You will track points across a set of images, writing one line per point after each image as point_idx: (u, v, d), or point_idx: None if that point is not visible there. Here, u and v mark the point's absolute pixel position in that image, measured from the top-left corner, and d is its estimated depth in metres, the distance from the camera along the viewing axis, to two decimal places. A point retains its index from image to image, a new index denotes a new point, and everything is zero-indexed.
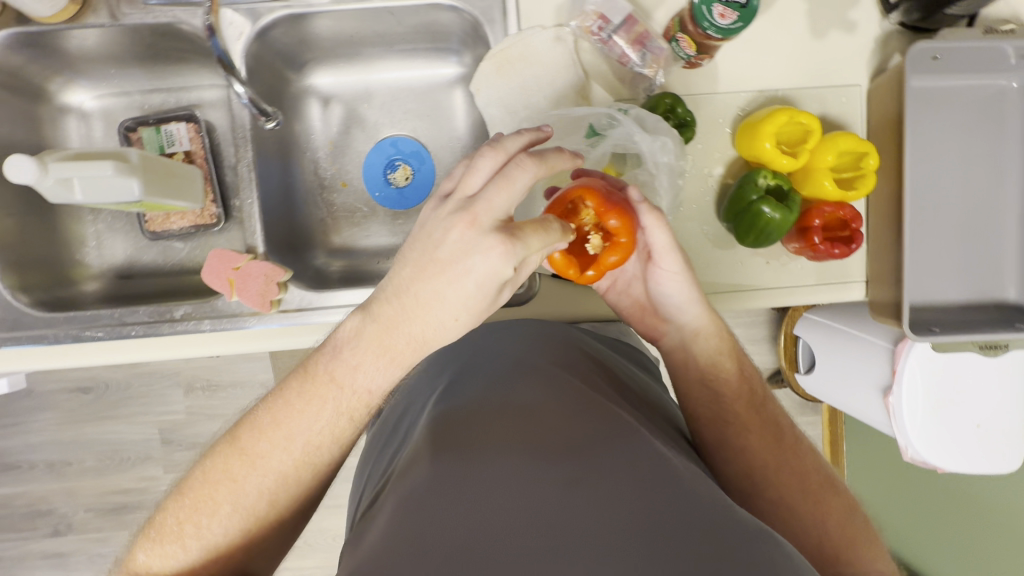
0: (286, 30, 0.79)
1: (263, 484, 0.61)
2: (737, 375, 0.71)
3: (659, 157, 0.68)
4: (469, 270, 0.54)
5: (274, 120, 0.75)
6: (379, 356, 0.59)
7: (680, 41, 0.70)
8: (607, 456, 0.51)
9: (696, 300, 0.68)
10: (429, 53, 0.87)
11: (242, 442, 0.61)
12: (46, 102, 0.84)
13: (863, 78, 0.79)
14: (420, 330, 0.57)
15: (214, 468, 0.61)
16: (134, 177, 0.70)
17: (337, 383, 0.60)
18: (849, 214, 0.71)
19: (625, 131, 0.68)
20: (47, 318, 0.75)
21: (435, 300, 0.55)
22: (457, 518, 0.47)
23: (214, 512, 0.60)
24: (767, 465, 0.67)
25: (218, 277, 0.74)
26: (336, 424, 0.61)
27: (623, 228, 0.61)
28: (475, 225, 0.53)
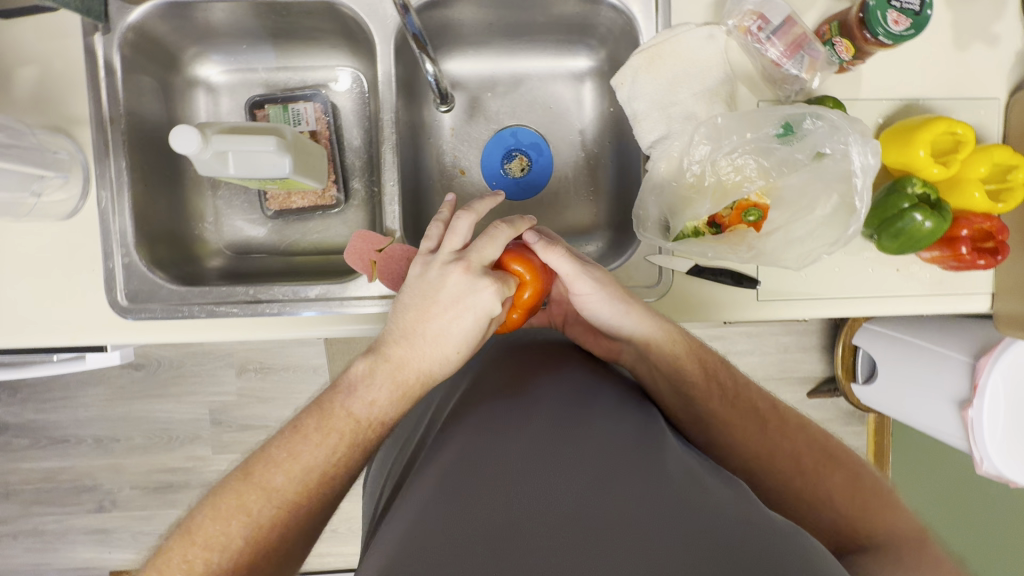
0: (432, 13, 0.78)
1: (277, 521, 0.55)
2: (702, 374, 0.68)
3: (868, 158, 0.69)
4: (470, 307, 0.59)
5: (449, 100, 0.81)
6: (391, 391, 0.60)
7: (838, 44, 0.70)
8: (633, 466, 0.49)
9: (631, 311, 0.67)
10: (561, 44, 0.87)
11: (255, 476, 0.56)
12: (179, 73, 0.83)
13: (1002, 92, 0.79)
14: (426, 364, 0.60)
15: (226, 503, 0.55)
16: (287, 155, 0.70)
17: (355, 418, 0.59)
18: (996, 226, 0.71)
19: (834, 128, 0.69)
20: (184, 292, 0.75)
21: (442, 335, 0.60)
22: (491, 517, 0.45)
23: (222, 551, 0.53)
24: (762, 456, 0.64)
25: (361, 259, 0.74)
26: (351, 456, 0.58)
27: (519, 271, 0.63)
28: (470, 270, 0.59)
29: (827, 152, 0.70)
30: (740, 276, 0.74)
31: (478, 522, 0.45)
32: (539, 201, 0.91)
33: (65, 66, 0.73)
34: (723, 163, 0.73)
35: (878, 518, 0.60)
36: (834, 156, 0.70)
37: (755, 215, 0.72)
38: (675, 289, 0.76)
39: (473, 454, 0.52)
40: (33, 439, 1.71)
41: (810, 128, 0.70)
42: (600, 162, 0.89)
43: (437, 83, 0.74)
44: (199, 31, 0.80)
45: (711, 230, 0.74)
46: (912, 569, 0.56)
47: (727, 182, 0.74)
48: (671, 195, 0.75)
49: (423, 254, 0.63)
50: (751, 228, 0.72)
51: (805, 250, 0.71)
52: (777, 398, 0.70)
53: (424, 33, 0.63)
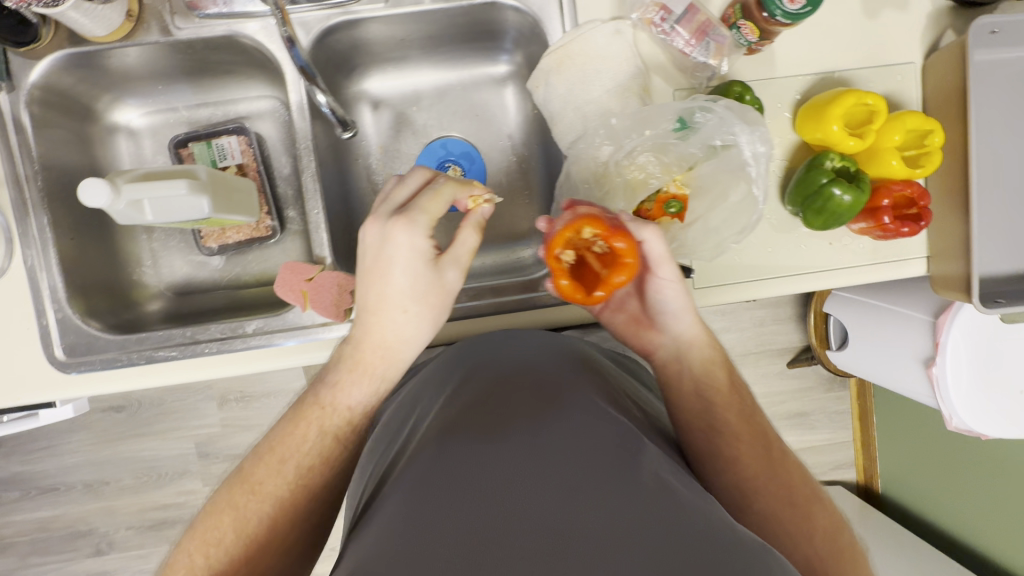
0: (340, 36, 0.78)
1: (265, 517, 0.57)
2: (727, 382, 0.69)
3: (757, 147, 0.70)
4: (392, 263, 0.60)
5: (350, 127, 0.77)
6: (354, 372, 0.63)
7: (743, 28, 0.70)
8: (609, 470, 0.46)
9: (689, 310, 0.69)
10: (479, 51, 0.86)
11: (245, 473, 0.60)
12: (96, 122, 0.83)
13: (917, 55, 0.79)
14: (381, 334, 0.62)
15: (223, 503, 0.58)
16: (204, 195, 0.70)
17: (322, 405, 0.62)
18: (916, 192, 0.72)
19: (722, 121, 0.69)
20: (120, 341, 0.75)
21: (387, 303, 0.61)
22: (461, 515, 0.43)
23: (219, 541, 0.56)
24: (758, 478, 0.61)
25: (292, 290, 0.74)
26: (323, 443, 0.61)
27: (628, 250, 0.62)
28: (378, 220, 0.62)
29: (719, 143, 0.71)
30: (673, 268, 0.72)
31: (448, 519, 0.43)
32: None
33: None
34: (626, 163, 0.73)
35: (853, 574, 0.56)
36: (731, 147, 0.70)
37: (677, 206, 0.71)
38: None
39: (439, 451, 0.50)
40: (23, 490, 1.71)
41: (702, 121, 0.71)
42: (530, 165, 0.89)
43: (332, 112, 0.72)
44: (110, 79, 0.80)
45: None
46: None
47: (635, 178, 0.73)
48: (591, 196, 0.75)
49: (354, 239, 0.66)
50: (675, 219, 0.72)
51: (717, 240, 0.72)
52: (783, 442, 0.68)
53: (312, 64, 0.62)
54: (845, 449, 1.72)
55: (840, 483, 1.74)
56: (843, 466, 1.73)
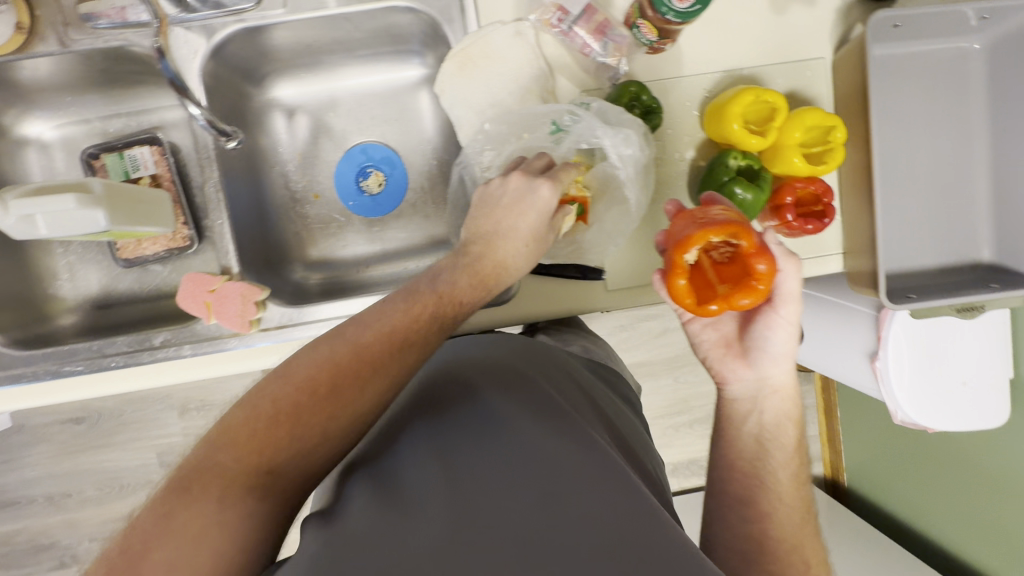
0: (243, 44, 0.77)
1: (357, 377, 0.52)
2: (795, 444, 0.61)
3: (623, 150, 0.70)
4: (533, 206, 0.62)
5: (235, 139, 0.73)
6: (471, 285, 0.61)
7: (641, 27, 0.69)
8: (583, 475, 0.48)
9: (790, 354, 0.63)
10: (393, 55, 0.86)
11: (347, 330, 0.55)
12: (3, 135, 0.82)
13: (826, 50, 0.79)
14: (501, 260, 0.62)
15: (313, 355, 0.53)
16: (99, 208, 0.69)
17: (440, 295, 0.58)
18: (820, 188, 0.71)
19: (586, 126, 0.70)
20: (25, 356, 0.75)
21: (511, 233, 0.62)
22: (439, 517, 0.45)
23: (309, 392, 0.51)
24: (786, 545, 0.56)
25: (195, 301, 0.73)
26: (433, 329, 0.57)
27: (768, 275, 0.56)
28: (525, 174, 0.63)
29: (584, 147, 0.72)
30: (584, 270, 0.73)
31: (421, 525, 0.45)
32: (398, 215, 0.90)
33: None
34: None
35: None
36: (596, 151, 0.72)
37: (579, 209, 0.72)
38: (524, 289, 0.75)
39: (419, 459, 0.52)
40: None
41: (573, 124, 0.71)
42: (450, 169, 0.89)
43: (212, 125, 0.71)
44: (13, 92, 0.79)
45: None
46: None
47: None
48: None
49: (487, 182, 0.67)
50: (580, 222, 0.73)
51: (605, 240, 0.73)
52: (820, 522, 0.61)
53: (178, 76, 0.67)
54: (810, 443, 1.72)
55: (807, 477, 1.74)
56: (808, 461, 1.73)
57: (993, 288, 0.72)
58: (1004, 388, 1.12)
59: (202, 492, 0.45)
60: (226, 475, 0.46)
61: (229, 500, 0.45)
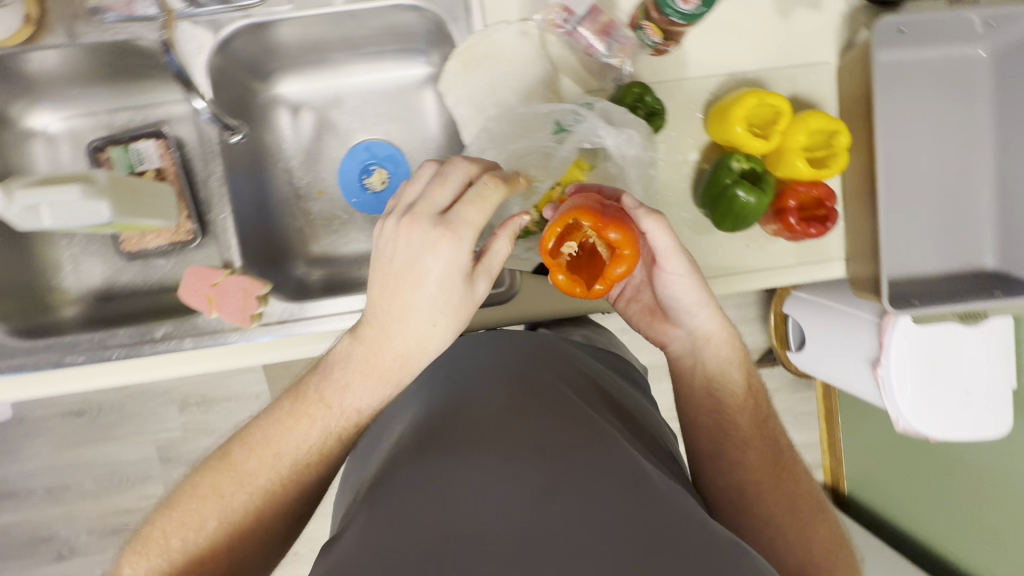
0: (249, 39, 0.78)
1: (255, 504, 0.57)
2: (743, 386, 0.67)
3: (625, 151, 0.69)
4: (430, 278, 0.54)
5: (239, 133, 0.76)
6: (368, 376, 0.58)
7: (646, 28, 0.70)
8: (584, 465, 0.48)
9: (704, 300, 0.64)
10: (397, 54, 0.86)
11: (231, 456, 0.58)
12: (10, 127, 0.83)
13: (831, 55, 0.79)
14: (403, 345, 0.57)
15: (202, 482, 0.57)
16: (103, 200, 0.70)
17: (328, 403, 0.59)
18: (824, 192, 0.71)
19: (590, 127, 0.68)
20: (28, 346, 0.75)
21: (408, 310, 0.55)
22: (441, 512, 0.44)
23: (200, 526, 0.56)
24: (761, 487, 0.63)
25: (196, 295, 0.73)
26: (324, 443, 0.59)
27: (625, 239, 0.55)
28: (417, 228, 0.54)
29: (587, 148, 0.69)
30: None
31: (425, 525, 0.43)
32: None
33: None
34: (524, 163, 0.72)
35: None
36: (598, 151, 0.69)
37: None
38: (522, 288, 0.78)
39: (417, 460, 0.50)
40: None
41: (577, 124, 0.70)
42: None
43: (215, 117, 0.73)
44: (21, 83, 0.80)
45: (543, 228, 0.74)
46: None
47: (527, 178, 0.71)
48: None
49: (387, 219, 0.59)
50: None
51: None
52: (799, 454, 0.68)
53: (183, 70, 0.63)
54: (810, 450, 1.71)
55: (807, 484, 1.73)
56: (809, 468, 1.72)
57: (999, 296, 0.71)
58: (1005, 396, 1.12)
59: None
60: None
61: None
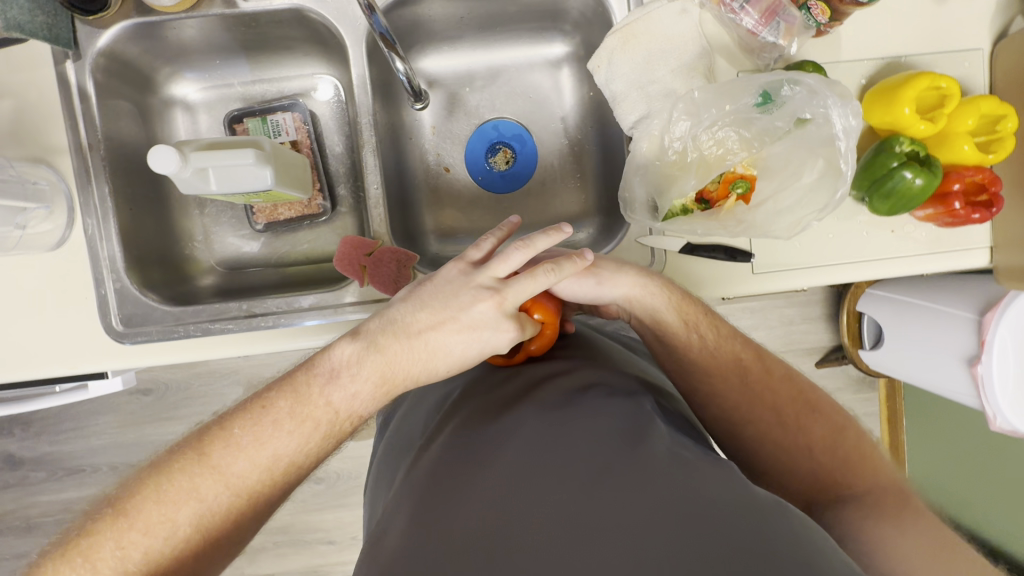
0: (402, 12, 0.78)
1: (235, 505, 0.53)
2: (681, 324, 0.66)
3: (850, 120, 0.68)
4: (481, 340, 0.59)
5: (424, 100, 0.80)
6: (379, 387, 0.58)
7: (813, 7, 0.68)
8: (616, 469, 0.47)
9: (596, 285, 0.66)
10: (536, 32, 0.86)
11: (211, 456, 0.53)
12: (154, 93, 0.83)
13: (985, 41, 0.78)
14: (420, 372, 0.59)
15: (174, 485, 0.51)
16: (268, 166, 0.69)
17: (336, 409, 0.56)
18: (988, 177, 0.71)
19: (811, 93, 0.68)
20: (179, 313, 0.75)
21: (441, 353, 0.59)
22: (469, 527, 0.45)
23: (169, 535, 0.50)
24: (740, 404, 0.64)
25: (351, 265, 0.73)
26: (324, 448, 0.56)
27: None
28: (501, 307, 0.58)
29: (808, 117, 0.69)
30: (733, 252, 0.74)
31: (469, 525, 0.45)
32: (526, 193, 0.90)
33: (39, 95, 0.73)
34: (704, 137, 0.73)
35: (860, 467, 0.60)
36: (816, 121, 0.69)
37: (744, 187, 0.71)
38: (669, 269, 0.76)
39: (444, 465, 0.52)
40: (49, 471, 1.71)
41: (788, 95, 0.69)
42: (584, 149, 0.88)
43: (408, 79, 0.73)
44: (171, 51, 0.80)
45: (699, 206, 0.73)
46: (894, 515, 0.55)
47: (713, 155, 0.74)
48: (662, 173, 0.75)
49: (465, 262, 0.61)
50: (740, 201, 0.72)
51: (795, 218, 0.70)
52: (767, 348, 0.69)
53: (392, 32, 0.61)
54: None
55: None
56: None
57: None
58: None
59: None
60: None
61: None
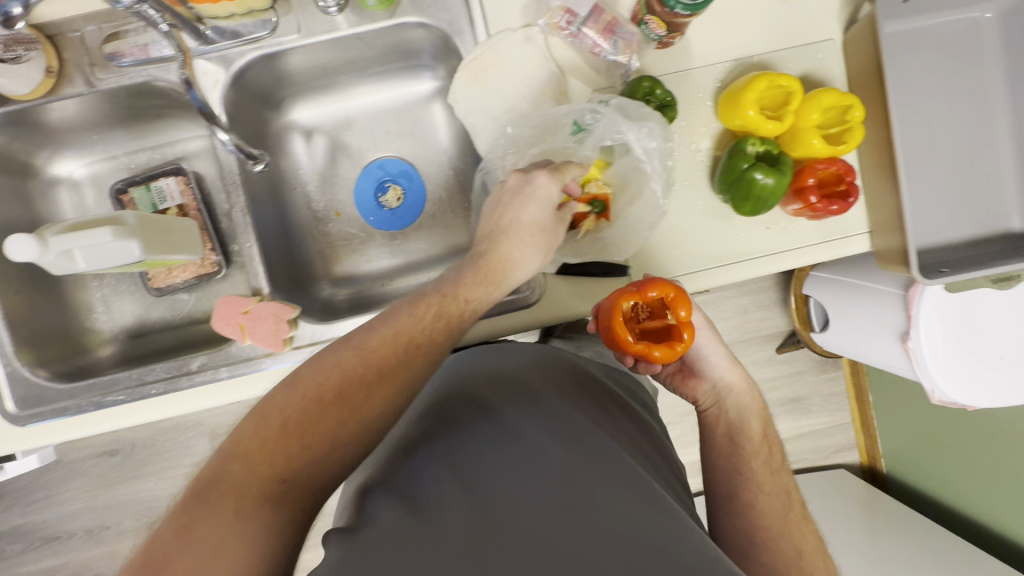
0: (261, 70, 0.79)
1: (366, 384, 0.53)
2: (761, 435, 0.70)
3: (647, 143, 0.71)
4: (530, 196, 0.64)
5: (262, 161, 0.75)
6: (472, 276, 0.62)
7: (650, 23, 0.69)
8: (603, 491, 0.47)
9: (723, 356, 0.72)
10: (404, 71, 0.87)
11: (352, 342, 0.55)
12: (36, 176, 0.85)
13: (836, 31, 0.77)
14: (509, 252, 0.63)
15: (324, 363, 0.54)
16: (133, 239, 0.70)
17: (446, 296, 0.60)
18: (842, 168, 0.72)
19: (611, 124, 0.72)
20: (69, 390, 0.76)
21: (514, 222, 0.63)
22: (462, 522, 0.43)
23: (320, 404, 0.51)
24: (771, 529, 0.64)
25: (230, 323, 0.75)
26: (437, 330, 0.58)
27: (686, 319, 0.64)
28: (521, 171, 0.66)
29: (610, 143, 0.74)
30: (609, 266, 0.75)
31: (448, 529, 0.43)
32: (418, 227, 0.91)
33: None
34: None
35: None
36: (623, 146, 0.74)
37: (600, 206, 0.76)
38: (547, 292, 0.75)
39: (437, 466, 0.50)
40: (27, 541, 1.72)
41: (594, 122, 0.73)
42: (466, 179, 0.90)
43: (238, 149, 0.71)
44: (45, 135, 0.82)
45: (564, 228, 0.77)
46: None
47: None
48: None
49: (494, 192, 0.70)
50: (602, 219, 0.77)
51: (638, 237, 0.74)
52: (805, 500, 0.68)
53: (207, 103, 0.67)
54: (844, 431, 1.66)
55: (842, 466, 1.68)
56: (843, 448, 1.67)
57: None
58: None
59: (224, 500, 0.45)
60: (238, 499, 0.45)
61: (248, 513, 0.44)
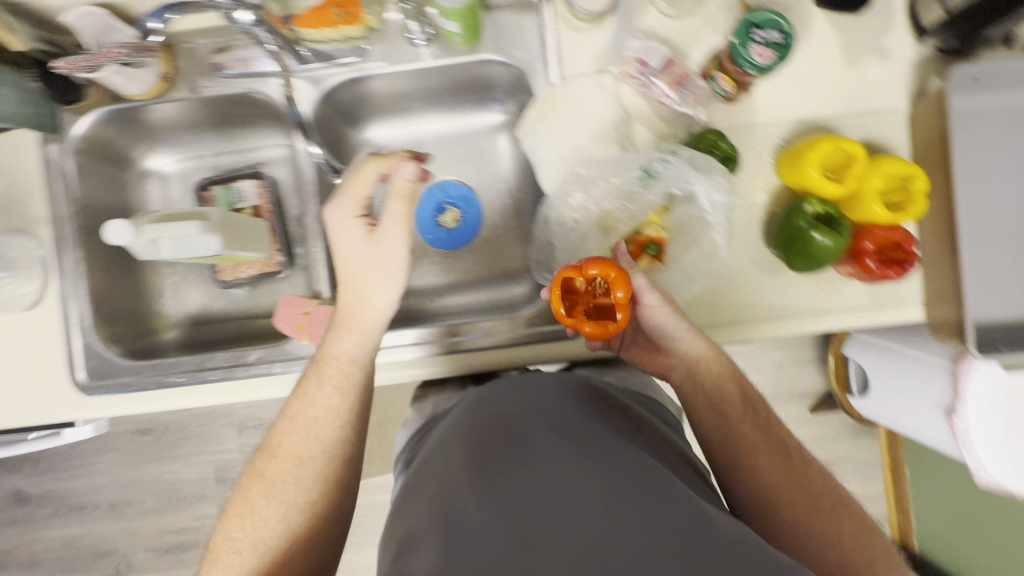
0: (346, 91, 0.85)
1: (290, 475, 0.67)
2: (737, 391, 0.71)
3: (714, 195, 0.75)
4: (336, 224, 0.71)
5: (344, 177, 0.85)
6: (350, 328, 0.70)
7: (718, 78, 0.75)
8: (641, 496, 0.44)
9: (686, 330, 0.70)
10: (476, 103, 0.93)
11: (269, 448, 0.69)
12: (132, 167, 0.93)
13: (903, 101, 0.79)
14: (362, 283, 0.71)
15: (250, 480, 0.67)
16: (214, 234, 0.76)
17: (327, 362, 0.70)
18: (901, 235, 0.72)
19: (678, 174, 0.76)
20: (135, 367, 0.82)
21: (354, 255, 0.71)
22: (502, 536, 0.41)
23: (261, 511, 0.65)
24: (780, 487, 0.65)
25: (289, 322, 0.80)
26: (335, 396, 0.69)
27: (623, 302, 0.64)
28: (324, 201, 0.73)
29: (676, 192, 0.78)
30: None
31: (488, 545, 0.41)
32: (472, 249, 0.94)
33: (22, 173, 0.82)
34: (596, 208, 0.81)
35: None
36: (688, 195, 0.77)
37: (655, 248, 0.78)
38: None
39: (469, 481, 0.48)
40: (54, 507, 1.79)
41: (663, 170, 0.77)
42: (523, 208, 0.94)
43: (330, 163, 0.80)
44: (147, 131, 0.90)
45: None
46: None
47: (604, 222, 0.82)
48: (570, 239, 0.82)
49: None
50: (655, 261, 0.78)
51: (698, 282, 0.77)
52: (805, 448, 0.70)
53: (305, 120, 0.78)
54: (877, 502, 1.59)
55: None
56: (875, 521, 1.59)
57: None
58: None
59: None
60: None
61: None
